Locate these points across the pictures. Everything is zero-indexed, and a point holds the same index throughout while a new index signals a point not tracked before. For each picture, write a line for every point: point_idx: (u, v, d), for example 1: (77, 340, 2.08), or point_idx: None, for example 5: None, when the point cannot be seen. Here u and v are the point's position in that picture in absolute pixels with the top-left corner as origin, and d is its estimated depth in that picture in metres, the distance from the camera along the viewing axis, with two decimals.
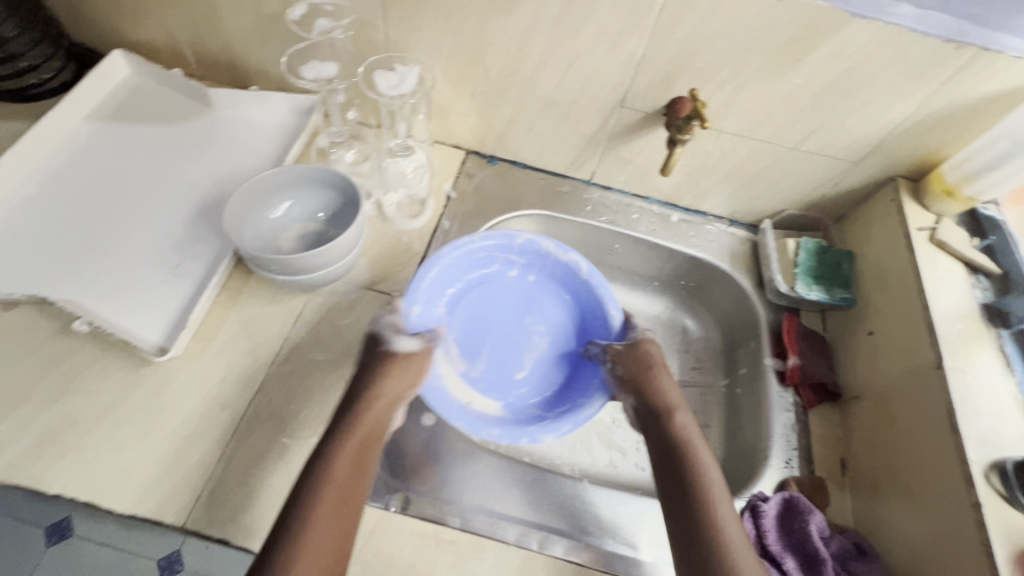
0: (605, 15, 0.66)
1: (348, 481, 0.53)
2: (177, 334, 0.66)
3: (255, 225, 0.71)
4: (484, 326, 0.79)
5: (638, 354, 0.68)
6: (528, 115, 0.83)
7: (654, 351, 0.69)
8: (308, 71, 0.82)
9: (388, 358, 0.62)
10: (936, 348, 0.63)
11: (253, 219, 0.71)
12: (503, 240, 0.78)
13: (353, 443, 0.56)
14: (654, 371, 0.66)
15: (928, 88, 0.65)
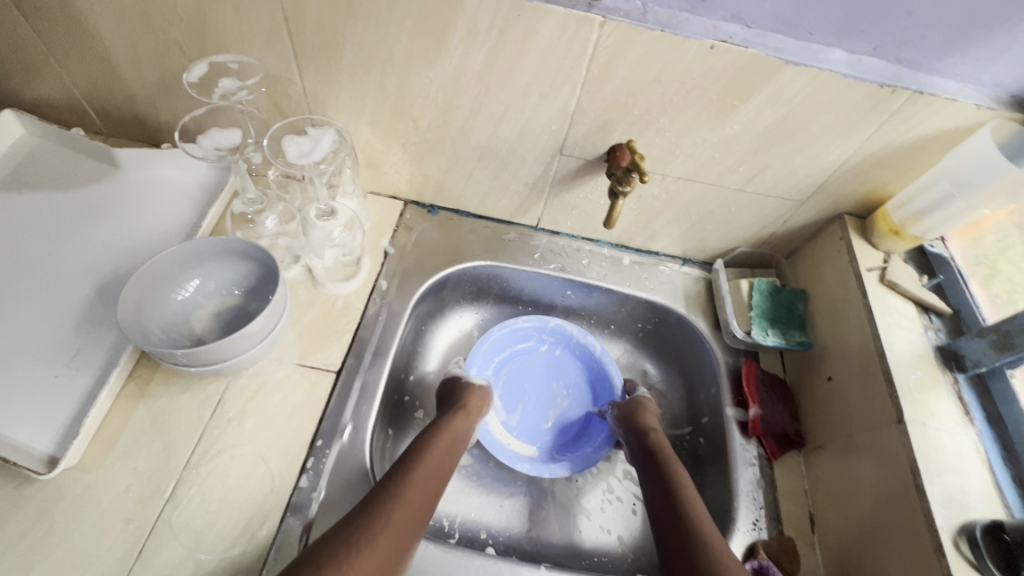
0: (533, 67, 0.62)
1: (424, 492, 0.60)
2: (69, 442, 0.58)
3: (160, 311, 0.64)
4: (521, 388, 0.87)
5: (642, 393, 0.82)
6: (464, 165, 0.78)
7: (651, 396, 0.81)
8: (205, 140, 0.75)
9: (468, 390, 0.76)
10: (895, 400, 0.60)
11: (156, 304, 0.63)
12: (539, 320, 0.88)
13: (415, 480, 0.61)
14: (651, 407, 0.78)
15: (866, 130, 0.63)
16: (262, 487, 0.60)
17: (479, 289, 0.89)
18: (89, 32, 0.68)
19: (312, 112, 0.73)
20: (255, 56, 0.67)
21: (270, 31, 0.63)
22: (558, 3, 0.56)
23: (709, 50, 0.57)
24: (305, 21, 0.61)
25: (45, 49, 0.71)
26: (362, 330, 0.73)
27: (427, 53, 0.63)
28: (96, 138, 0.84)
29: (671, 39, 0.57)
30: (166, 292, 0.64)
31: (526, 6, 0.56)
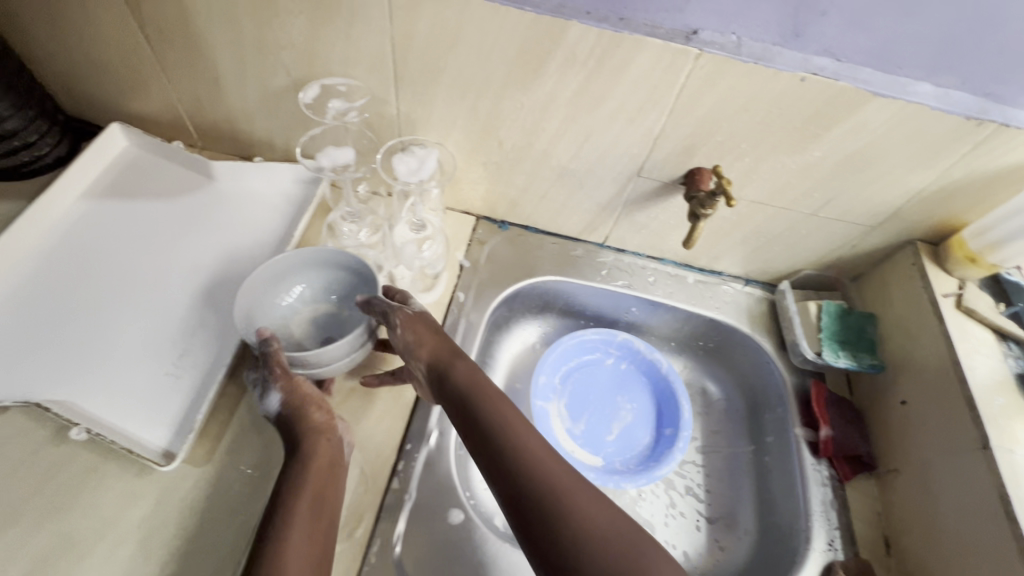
0: (624, 93, 0.65)
1: (322, 483, 0.54)
2: (184, 437, 0.61)
3: (265, 309, 0.68)
4: (586, 399, 0.89)
5: (422, 320, 0.65)
6: (541, 184, 0.81)
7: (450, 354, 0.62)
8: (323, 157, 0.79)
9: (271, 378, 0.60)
10: (979, 426, 0.61)
11: (262, 302, 0.68)
12: (607, 332, 0.91)
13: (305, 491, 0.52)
14: (453, 366, 0.61)
15: (948, 159, 0.65)
16: (356, 487, 0.63)
17: (545, 303, 0.92)
18: (204, 54, 0.73)
19: (401, 131, 0.77)
20: (357, 78, 0.71)
21: (375, 56, 0.68)
22: (657, 36, 0.59)
23: (800, 81, 0.60)
24: (410, 48, 0.66)
25: (160, 68, 0.77)
26: None
27: (523, 79, 0.66)
28: (192, 151, 0.90)
29: (763, 71, 0.59)
30: (270, 292, 0.69)
31: (626, 38, 0.59)
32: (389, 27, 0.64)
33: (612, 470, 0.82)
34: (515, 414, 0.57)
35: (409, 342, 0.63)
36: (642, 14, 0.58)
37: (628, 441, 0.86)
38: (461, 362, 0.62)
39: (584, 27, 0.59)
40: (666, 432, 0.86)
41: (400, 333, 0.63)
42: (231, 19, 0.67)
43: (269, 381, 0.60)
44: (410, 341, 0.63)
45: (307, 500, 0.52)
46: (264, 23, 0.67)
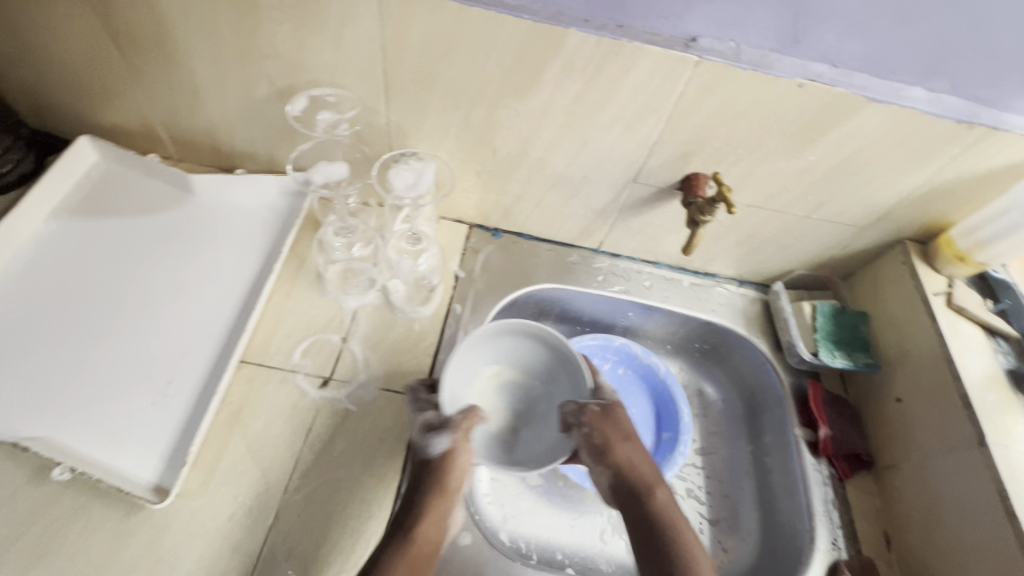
0: (622, 101, 0.64)
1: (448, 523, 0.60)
2: (176, 471, 0.59)
3: (474, 359, 0.75)
4: None
5: (612, 418, 0.70)
6: (535, 192, 0.80)
7: (625, 427, 0.70)
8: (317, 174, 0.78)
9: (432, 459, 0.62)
10: (975, 424, 0.62)
11: (500, 354, 0.77)
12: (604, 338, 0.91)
13: (404, 571, 0.55)
14: (619, 451, 0.67)
15: (937, 162, 0.66)
16: (362, 512, 0.61)
17: (541, 310, 0.90)
18: (181, 64, 0.69)
19: (392, 141, 0.75)
20: (345, 89, 0.68)
21: (365, 65, 0.65)
22: (656, 44, 0.58)
23: (797, 88, 0.60)
24: (402, 57, 0.63)
25: (132, 79, 0.73)
26: (440, 354, 0.75)
27: (519, 88, 0.65)
28: (168, 163, 0.85)
29: (762, 78, 0.59)
30: (488, 347, 0.76)
31: (625, 46, 0.58)
32: (380, 37, 0.61)
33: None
34: (678, 513, 0.64)
35: (582, 432, 0.69)
36: (641, 22, 0.57)
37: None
38: (623, 445, 0.68)
39: (583, 36, 0.58)
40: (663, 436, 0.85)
41: (615, 406, 0.71)
42: (210, 29, 0.64)
43: (450, 423, 0.65)
44: (586, 427, 0.69)
45: (422, 547, 0.57)
46: (246, 33, 0.64)
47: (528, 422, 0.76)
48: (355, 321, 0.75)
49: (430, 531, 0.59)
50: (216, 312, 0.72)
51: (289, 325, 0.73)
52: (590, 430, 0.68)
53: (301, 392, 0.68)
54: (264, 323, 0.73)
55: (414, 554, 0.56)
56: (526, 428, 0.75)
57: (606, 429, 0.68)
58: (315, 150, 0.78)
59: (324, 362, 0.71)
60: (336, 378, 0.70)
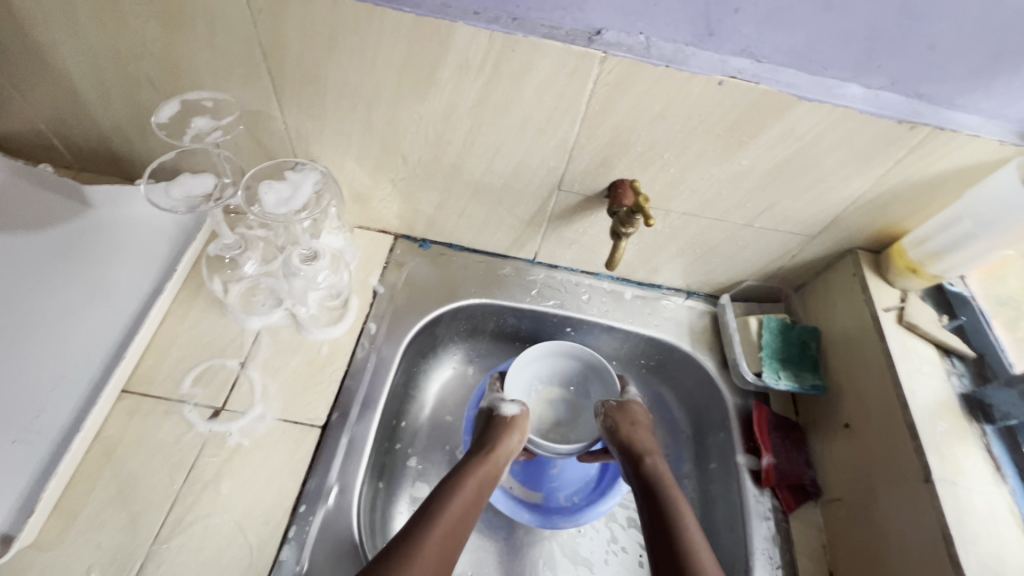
0: (530, 102, 0.58)
1: (475, 493, 0.63)
2: (26, 519, 0.53)
3: (532, 372, 0.80)
4: None
5: (628, 410, 0.73)
6: (456, 201, 0.74)
7: (642, 428, 0.71)
8: (175, 188, 0.69)
9: (501, 418, 0.71)
10: (922, 456, 0.56)
11: (540, 368, 0.81)
12: None
13: (450, 519, 0.59)
14: (639, 432, 0.70)
15: (881, 165, 0.60)
16: (240, 560, 0.55)
17: (474, 326, 0.84)
18: (54, 66, 0.63)
19: (294, 147, 0.69)
20: (232, 92, 0.63)
21: (248, 66, 0.59)
22: (556, 38, 0.52)
23: (717, 85, 0.53)
24: (284, 56, 0.57)
25: (8, 83, 0.67)
26: (349, 380, 0.69)
27: (416, 89, 0.59)
28: (66, 174, 0.80)
29: (676, 74, 0.53)
30: (544, 362, 0.80)
31: (521, 41, 0.52)
32: (256, 33, 0.55)
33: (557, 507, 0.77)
34: (671, 479, 0.66)
35: (607, 426, 0.71)
36: (537, 13, 0.51)
37: (573, 472, 0.80)
38: (641, 431, 0.70)
39: (473, 30, 0.51)
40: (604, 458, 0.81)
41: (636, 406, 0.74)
42: (75, 28, 0.58)
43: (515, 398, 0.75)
44: (609, 418, 0.72)
45: (454, 516, 0.60)
46: (114, 31, 0.58)
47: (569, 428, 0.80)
48: (256, 345, 0.69)
49: (472, 496, 0.63)
50: (99, 337, 0.66)
51: (182, 350, 0.67)
52: (619, 416, 0.72)
53: (186, 424, 0.62)
54: (154, 349, 0.67)
55: (449, 522, 0.59)
56: (576, 432, 0.79)
57: (626, 421, 0.71)
58: (182, 160, 0.71)
59: (216, 391, 0.65)
60: (228, 409, 0.64)
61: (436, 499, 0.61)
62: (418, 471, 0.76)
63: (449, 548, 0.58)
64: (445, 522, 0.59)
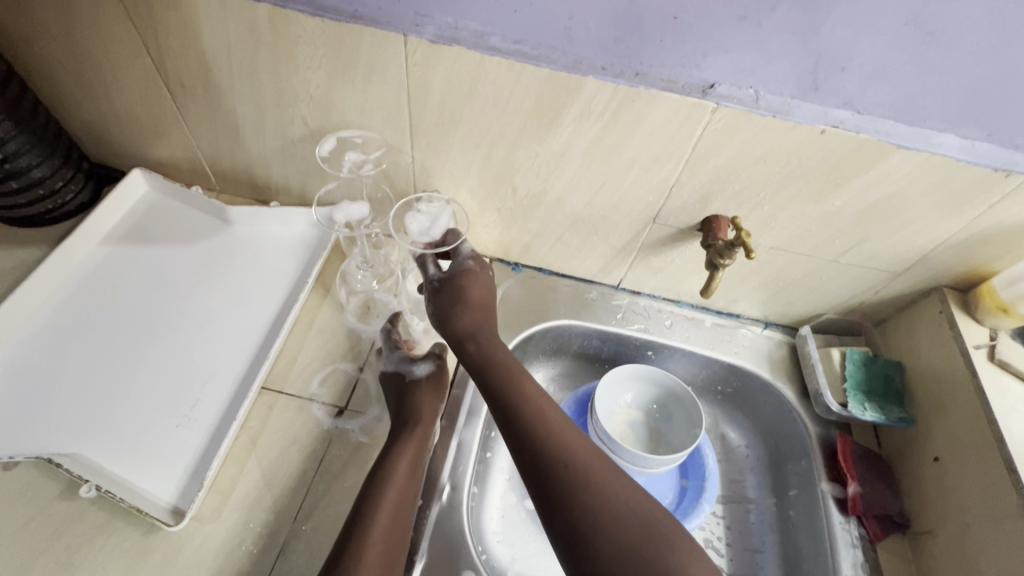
0: (640, 145, 0.65)
1: (409, 476, 0.62)
2: (192, 493, 0.61)
3: (614, 395, 0.85)
4: None
5: (451, 287, 0.75)
6: (555, 229, 0.81)
7: (468, 285, 0.75)
8: (337, 214, 0.79)
9: (416, 384, 0.72)
10: (1021, 491, 0.58)
11: (624, 391, 0.86)
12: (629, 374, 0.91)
13: (393, 497, 0.59)
14: (472, 301, 0.74)
15: (974, 210, 0.63)
16: None
17: (560, 346, 0.90)
18: (225, 105, 0.74)
19: (416, 178, 0.78)
20: (372, 129, 0.72)
21: (391, 108, 0.68)
22: (674, 91, 0.58)
23: (819, 134, 0.59)
24: (426, 100, 0.66)
25: (182, 118, 0.78)
26: (456, 389, 0.76)
27: (538, 131, 0.66)
28: (210, 195, 0.91)
29: (782, 124, 0.59)
30: (626, 386, 0.86)
31: (642, 93, 0.59)
32: (405, 82, 0.65)
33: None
34: (548, 406, 0.62)
35: (430, 302, 0.75)
36: (657, 69, 0.58)
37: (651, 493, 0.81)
38: (477, 311, 0.72)
39: (600, 82, 0.59)
40: (680, 482, 0.83)
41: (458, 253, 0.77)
42: (253, 75, 0.69)
43: (428, 355, 0.76)
44: (447, 305, 0.73)
45: (395, 497, 0.59)
46: (285, 78, 0.68)
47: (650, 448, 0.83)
48: (373, 352, 0.77)
49: (409, 467, 0.63)
50: (242, 339, 0.75)
51: (310, 353, 0.76)
52: (456, 280, 0.75)
53: (317, 420, 0.70)
54: (287, 351, 0.75)
55: (391, 503, 0.58)
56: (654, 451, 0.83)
57: (450, 289, 0.75)
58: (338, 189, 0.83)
59: (340, 392, 0.73)
60: (351, 408, 0.72)
61: (378, 472, 0.61)
62: (508, 480, 0.82)
63: (396, 527, 0.58)
64: (382, 509, 0.57)
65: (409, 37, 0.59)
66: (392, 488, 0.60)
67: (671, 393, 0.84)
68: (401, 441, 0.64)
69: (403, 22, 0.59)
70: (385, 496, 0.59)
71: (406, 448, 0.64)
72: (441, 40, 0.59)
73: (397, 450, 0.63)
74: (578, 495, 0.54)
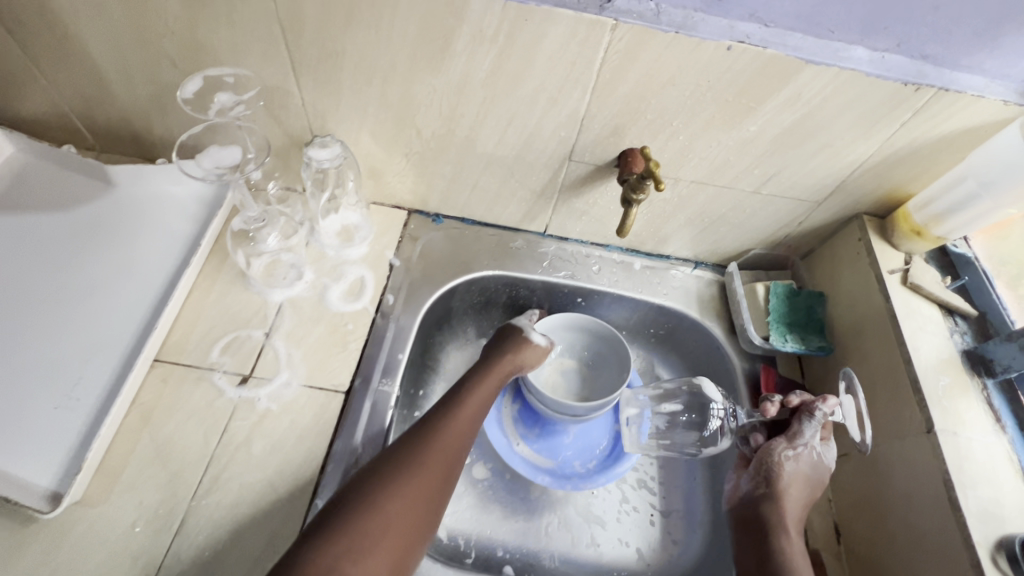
0: (541, 72, 0.60)
1: (461, 440, 0.64)
2: (72, 477, 0.56)
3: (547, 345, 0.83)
4: None
5: (789, 484, 0.65)
6: (470, 174, 0.76)
7: (786, 482, 0.65)
8: (206, 159, 0.72)
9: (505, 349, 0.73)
10: (924, 410, 0.58)
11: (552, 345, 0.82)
12: None
13: (437, 459, 0.61)
14: (785, 497, 0.65)
15: (887, 128, 0.61)
16: (274, 513, 0.59)
17: (487, 299, 0.86)
18: (77, 46, 0.65)
19: (311, 123, 0.71)
20: (251, 68, 0.64)
21: (266, 42, 0.61)
22: (568, 6, 0.53)
23: (725, 51, 0.55)
24: (303, 31, 0.59)
25: (32, 65, 0.68)
26: (369, 348, 0.71)
27: (431, 61, 0.60)
28: (88, 155, 0.81)
29: (686, 41, 0.54)
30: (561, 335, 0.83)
31: (533, 10, 0.53)
32: (275, 9, 0.57)
33: (570, 473, 0.78)
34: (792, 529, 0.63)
35: (778, 466, 0.66)
36: None
37: (587, 441, 0.81)
38: (518, 357, 0.73)
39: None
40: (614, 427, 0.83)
41: (806, 437, 0.67)
42: (100, 8, 0.59)
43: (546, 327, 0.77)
44: (764, 484, 0.66)
45: (442, 455, 0.61)
46: (138, 10, 0.59)
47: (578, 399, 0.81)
48: (279, 316, 0.72)
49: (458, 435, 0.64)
50: (131, 310, 0.68)
51: (209, 321, 0.70)
52: (764, 460, 0.68)
53: (217, 391, 0.65)
54: (182, 320, 0.70)
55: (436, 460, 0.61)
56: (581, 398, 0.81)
57: (761, 468, 0.68)
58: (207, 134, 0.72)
59: (244, 359, 0.68)
60: (255, 376, 0.67)
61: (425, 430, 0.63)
62: None
63: (431, 487, 0.59)
64: (412, 494, 0.58)
65: None
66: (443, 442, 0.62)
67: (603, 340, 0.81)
68: (457, 408, 0.66)
69: None
70: (426, 466, 0.60)
71: (461, 416, 0.65)
72: None
73: (447, 418, 0.64)
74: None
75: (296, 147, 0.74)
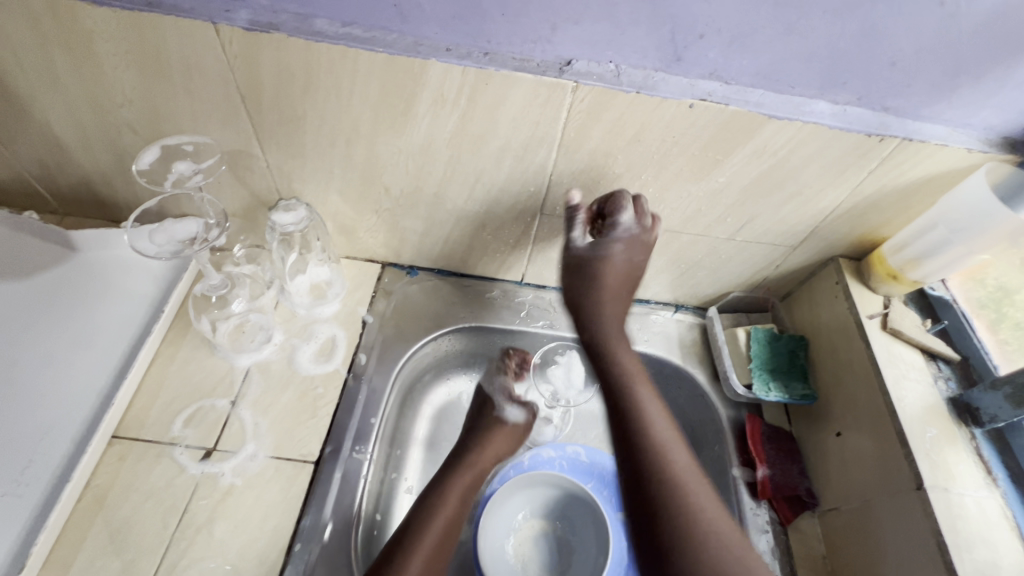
0: (505, 132, 0.59)
1: (448, 527, 0.63)
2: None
3: (505, 514, 0.72)
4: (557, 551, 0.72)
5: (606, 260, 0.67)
6: (441, 228, 0.74)
7: (603, 271, 0.67)
8: (158, 235, 0.67)
9: (497, 421, 0.76)
10: (913, 465, 0.57)
11: (489, 519, 0.70)
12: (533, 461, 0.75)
13: (440, 523, 0.63)
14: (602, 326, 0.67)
15: (856, 176, 0.61)
16: None
17: (466, 351, 0.83)
18: (34, 118, 0.63)
19: (277, 184, 0.69)
20: (213, 135, 0.63)
21: (226, 109, 0.60)
22: (527, 70, 0.53)
23: (688, 108, 0.54)
24: (261, 97, 0.58)
25: None
26: (340, 414, 0.69)
27: (393, 123, 0.59)
28: (52, 220, 0.79)
29: (648, 99, 0.54)
30: (515, 498, 0.72)
31: (493, 74, 0.53)
32: (232, 78, 0.56)
33: None
34: (639, 380, 0.63)
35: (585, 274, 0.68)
36: (507, 47, 0.52)
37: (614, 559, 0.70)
38: (500, 441, 0.74)
39: (445, 66, 0.53)
40: (619, 516, 0.73)
41: (639, 223, 0.64)
42: (55, 82, 0.58)
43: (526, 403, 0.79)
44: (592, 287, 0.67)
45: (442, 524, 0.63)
46: (94, 81, 0.58)
47: (579, 551, 0.71)
48: (246, 383, 0.69)
49: (459, 502, 0.66)
50: (89, 385, 0.65)
51: (172, 391, 0.67)
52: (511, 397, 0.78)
53: (178, 468, 0.62)
54: (143, 392, 0.67)
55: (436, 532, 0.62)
56: (582, 556, 0.70)
57: (585, 273, 0.68)
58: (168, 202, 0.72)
59: (207, 431, 0.65)
60: (220, 449, 0.64)
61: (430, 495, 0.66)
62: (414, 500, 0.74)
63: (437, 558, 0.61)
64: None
65: (219, 26, 0.51)
66: (451, 496, 0.66)
67: (553, 486, 0.72)
68: (436, 504, 0.65)
69: (209, 8, 0.51)
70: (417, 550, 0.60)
71: (428, 533, 0.61)
72: (257, 27, 0.51)
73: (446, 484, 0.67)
74: (703, 553, 0.50)
75: (263, 207, 0.73)
